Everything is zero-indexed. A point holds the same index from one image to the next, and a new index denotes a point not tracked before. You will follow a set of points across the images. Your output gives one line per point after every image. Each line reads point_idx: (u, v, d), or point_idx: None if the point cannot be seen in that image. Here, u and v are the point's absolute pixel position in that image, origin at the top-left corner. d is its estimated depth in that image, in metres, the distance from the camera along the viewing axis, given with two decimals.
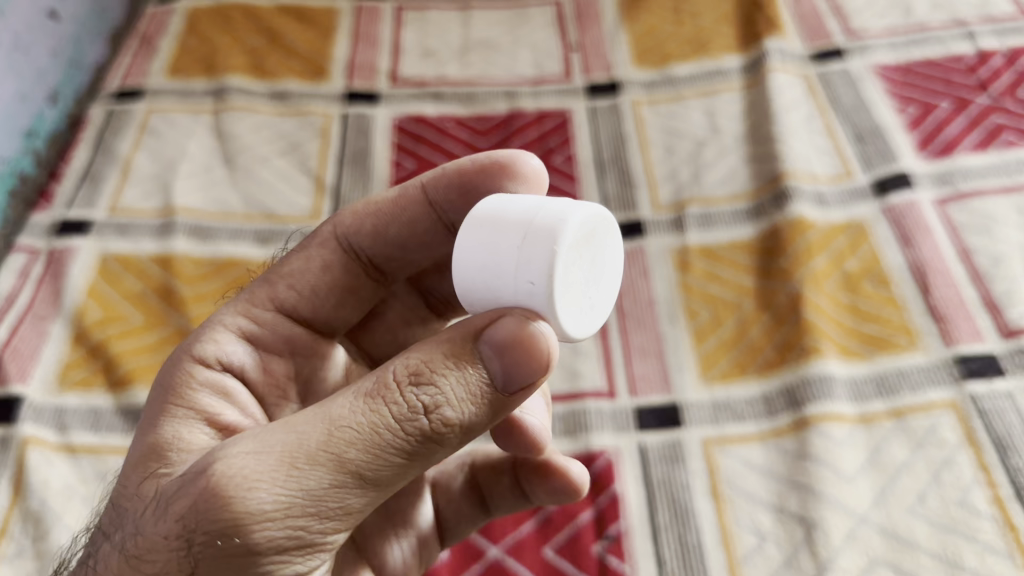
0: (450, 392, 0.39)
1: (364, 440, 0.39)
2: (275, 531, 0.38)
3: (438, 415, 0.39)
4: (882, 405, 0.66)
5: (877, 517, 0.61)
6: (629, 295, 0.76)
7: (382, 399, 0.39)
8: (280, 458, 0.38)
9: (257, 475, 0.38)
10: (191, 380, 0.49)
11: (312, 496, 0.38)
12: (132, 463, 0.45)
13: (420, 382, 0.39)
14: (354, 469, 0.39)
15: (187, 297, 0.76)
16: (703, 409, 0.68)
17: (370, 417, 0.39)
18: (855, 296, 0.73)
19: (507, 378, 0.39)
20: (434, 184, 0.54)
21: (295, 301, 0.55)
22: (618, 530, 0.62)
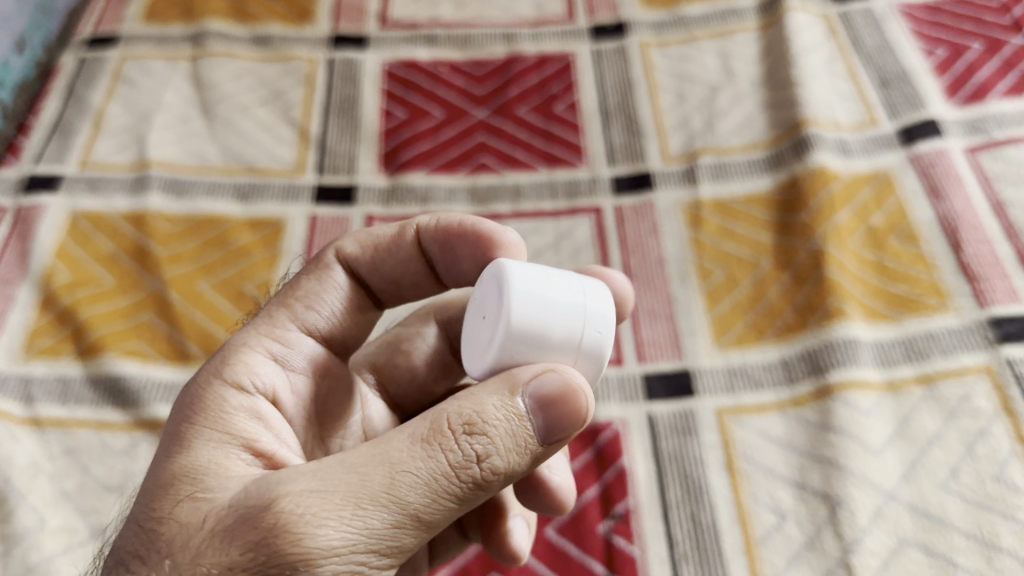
0: (499, 442, 0.38)
1: (425, 483, 0.37)
2: (341, 566, 0.35)
3: (490, 463, 0.38)
4: (910, 371, 0.61)
5: (906, 494, 0.56)
6: (636, 254, 0.70)
7: (438, 445, 0.37)
8: (347, 496, 0.36)
9: (322, 513, 0.35)
10: (225, 399, 0.44)
11: (373, 534, 0.36)
12: (160, 488, 0.40)
13: (475, 432, 0.38)
14: (413, 513, 0.36)
15: (161, 258, 0.71)
16: (717, 375, 0.63)
17: (428, 463, 0.37)
18: (882, 254, 0.68)
19: (552, 428, 0.39)
20: (429, 230, 0.52)
21: (315, 321, 0.50)
22: (625, 508, 0.58)
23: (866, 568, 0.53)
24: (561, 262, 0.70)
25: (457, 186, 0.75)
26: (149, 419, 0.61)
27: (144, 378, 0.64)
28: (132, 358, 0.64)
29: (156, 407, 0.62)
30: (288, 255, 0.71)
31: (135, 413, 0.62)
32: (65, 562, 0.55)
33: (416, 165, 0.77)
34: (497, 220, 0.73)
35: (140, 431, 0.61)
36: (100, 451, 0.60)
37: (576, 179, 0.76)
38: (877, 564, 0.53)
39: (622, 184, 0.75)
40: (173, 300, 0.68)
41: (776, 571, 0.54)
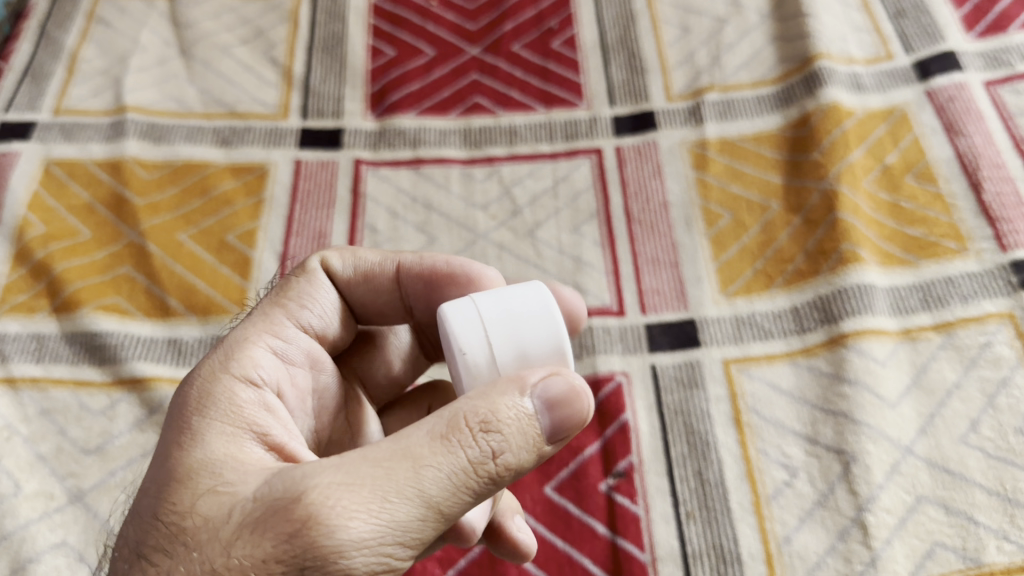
0: (513, 439, 0.35)
1: (447, 479, 0.34)
2: (370, 557, 0.33)
3: (506, 460, 0.35)
4: (927, 319, 0.58)
5: (923, 448, 0.53)
6: (639, 197, 0.67)
7: (456, 440, 0.34)
8: (375, 489, 0.33)
9: (350, 506, 0.32)
10: (234, 396, 0.40)
11: (400, 527, 0.33)
12: (174, 481, 0.36)
13: (492, 428, 0.35)
14: (435, 507, 0.34)
15: (138, 208, 0.67)
16: (724, 325, 0.60)
17: (449, 458, 0.34)
18: (897, 194, 0.64)
19: (558, 428, 0.36)
20: (408, 269, 0.48)
21: (311, 321, 0.46)
22: (628, 464, 0.55)
23: (882, 525, 0.51)
24: (559, 206, 0.67)
25: (450, 128, 0.71)
26: (127, 376, 0.58)
27: (122, 334, 0.60)
28: (109, 313, 0.61)
29: (135, 364, 0.59)
30: (273, 202, 0.67)
31: (113, 370, 0.59)
32: (42, 528, 0.53)
33: (405, 106, 0.73)
34: (491, 164, 0.69)
35: (118, 389, 0.58)
36: (78, 412, 0.57)
37: (575, 119, 0.72)
38: (894, 522, 0.51)
39: (623, 124, 0.71)
40: (152, 252, 0.64)
41: (786, 529, 0.52)
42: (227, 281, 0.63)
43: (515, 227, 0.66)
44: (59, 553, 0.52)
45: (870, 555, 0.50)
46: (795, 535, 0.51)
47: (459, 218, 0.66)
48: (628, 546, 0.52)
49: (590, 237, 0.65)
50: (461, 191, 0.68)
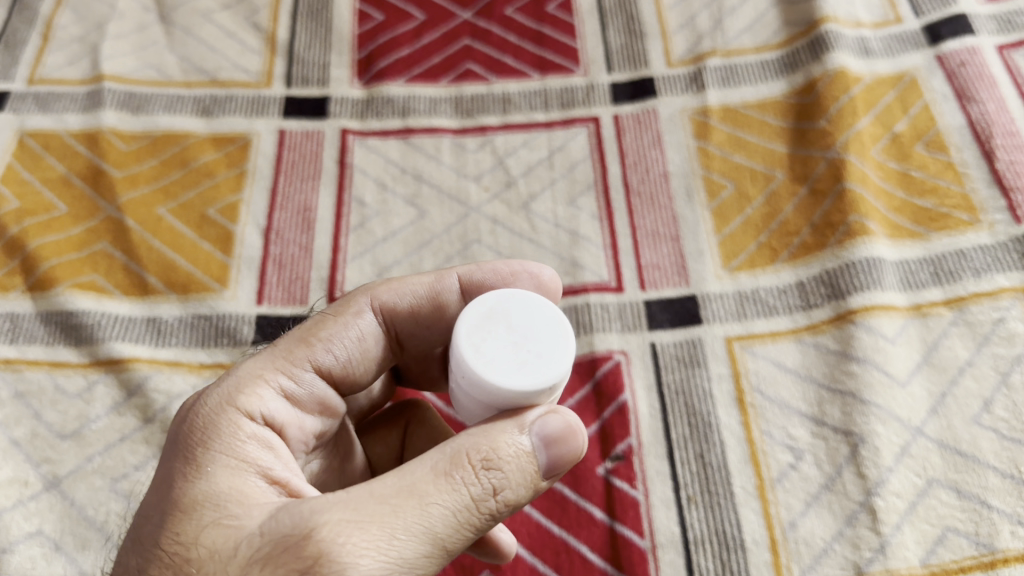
0: (513, 476, 0.35)
1: (451, 515, 0.33)
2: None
3: (507, 496, 0.34)
4: (938, 294, 0.56)
5: (934, 429, 0.51)
6: (638, 168, 0.64)
7: (459, 476, 0.33)
8: (384, 526, 0.32)
9: (360, 544, 0.32)
10: (240, 423, 0.38)
11: (407, 565, 0.32)
12: (177, 512, 0.35)
13: (494, 466, 0.34)
14: (439, 544, 0.33)
15: (116, 181, 0.64)
16: (727, 301, 0.58)
17: (454, 495, 0.33)
18: (907, 164, 0.61)
19: (554, 465, 0.36)
20: (474, 283, 0.45)
21: (332, 365, 0.42)
22: (626, 448, 0.53)
23: (891, 510, 0.48)
24: (555, 177, 0.64)
25: (441, 96, 0.68)
26: (104, 357, 0.56)
27: (99, 313, 0.58)
28: (85, 291, 0.59)
29: (113, 344, 0.56)
30: (256, 173, 0.65)
31: (90, 351, 0.56)
32: (17, 517, 0.50)
33: (394, 73, 0.70)
34: (484, 133, 0.66)
35: (95, 371, 0.56)
36: (53, 395, 0.55)
37: (571, 86, 0.69)
38: (904, 506, 0.49)
39: (622, 91, 0.68)
40: (131, 228, 0.62)
41: (791, 514, 0.49)
42: (208, 257, 0.60)
43: (509, 200, 0.63)
44: (34, 543, 0.50)
45: (879, 541, 0.48)
46: (800, 520, 0.49)
47: (451, 191, 0.63)
48: (627, 532, 0.50)
49: (587, 210, 0.62)
50: (453, 162, 0.65)
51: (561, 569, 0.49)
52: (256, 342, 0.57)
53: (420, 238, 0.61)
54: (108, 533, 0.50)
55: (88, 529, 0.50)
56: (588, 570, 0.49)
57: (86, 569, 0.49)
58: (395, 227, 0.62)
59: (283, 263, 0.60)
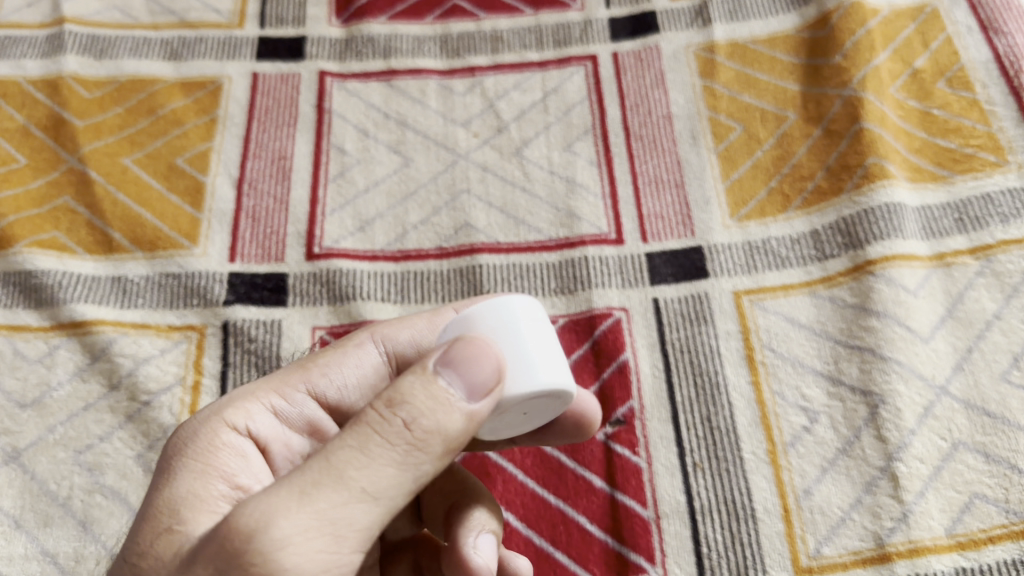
0: (425, 405, 0.29)
1: (366, 460, 0.29)
2: (302, 555, 0.28)
3: (428, 424, 0.29)
4: (962, 242, 0.52)
5: (959, 387, 0.47)
6: (638, 110, 0.60)
7: (363, 423, 0.29)
8: (294, 487, 0.29)
9: (271, 508, 0.28)
10: (218, 432, 0.35)
11: (329, 520, 0.28)
12: (139, 523, 0.33)
13: (402, 401, 0.29)
14: (362, 492, 0.29)
15: (78, 130, 0.60)
16: (735, 252, 0.53)
17: (361, 439, 0.29)
18: (928, 102, 0.57)
19: (467, 382, 0.30)
20: None
21: (326, 391, 0.38)
22: (627, 411, 0.49)
23: (914, 476, 0.45)
24: (550, 121, 0.59)
25: (426, 35, 0.64)
26: (67, 320, 0.52)
27: (60, 272, 0.54)
28: (46, 250, 0.55)
29: (75, 306, 0.52)
30: (228, 120, 0.60)
31: (51, 314, 0.52)
32: None
33: (376, 11, 0.65)
34: (473, 75, 0.62)
35: (57, 335, 0.52)
36: (12, 360, 0.51)
37: (566, 22, 0.64)
38: (928, 471, 0.45)
39: (621, 27, 0.63)
40: (94, 180, 0.57)
41: (806, 481, 0.46)
42: (176, 211, 0.56)
43: (500, 146, 0.58)
44: None
45: (901, 510, 0.44)
46: (815, 487, 0.46)
47: (437, 137, 0.59)
48: (628, 502, 0.46)
49: (585, 155, 0.58)
50: (440, 106, 0.60)
51: (558, 543, 0.46)
52: (228, 302, 0.53)
53: (405, 189, 0.57)
54: (71, 509, 0.46)
55: (49, 505, 0.47)
56: (587, 543, 0.46)
57: (47, 548, 0.45)
58: (377, 176, 0.57)
59: (258, 217, 0.56)
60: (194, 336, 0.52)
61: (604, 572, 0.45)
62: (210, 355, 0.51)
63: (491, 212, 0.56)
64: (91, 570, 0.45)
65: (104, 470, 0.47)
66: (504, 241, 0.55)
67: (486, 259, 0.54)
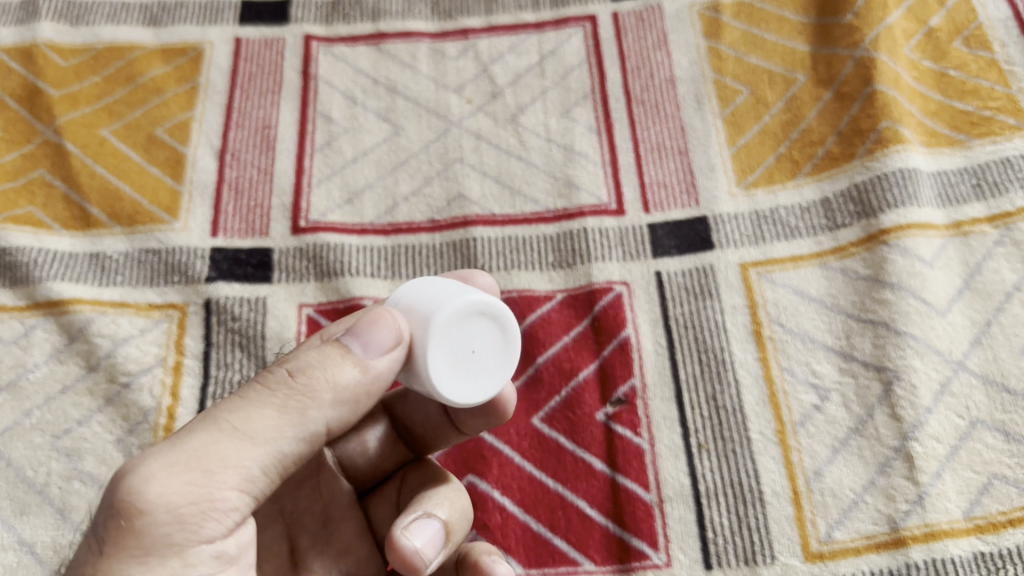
0: (310, 360, 0.31)
1: (244, 406, 0.31)
2: (168, 486, 0.29)
3: (308, 372, 0.31)
4: (980, 209, 0.49)
5: (978, 362, 0.45)
6: (640, 73, 0.57)
7: (254, 382, 0.32)
8: (171, 439, 0.30)
9: (148, 450, 0.30)
10: None
11: (197, 455, 0.30)
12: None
13: (289, 360, 0.32)
14: (235, 431, 0.30)
15: (54, 100, 0.57)
16: (742, 222, 0.51)
17: (247, 391, 0.31)
18: (944, 63, 0.54)
19: (367, 340, 0.32)
20: None
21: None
22: (628, 390, 0.47)
23: (931, 456, 0.43)
24: (547, 86, 0.57)
25: None
26: (42, 299, 0.50)
27: (35, 249, 0.51)
28: (21, 226, 0.52)
29: (51, 285, 0.50)
30: (210, 88, 0.57)
31: (26, 293, 0.50)
32: None
33: None
34: (466, 37, 0.59)
35: (32, 315, 0.49)
36: None
37: None
38: (944, 451, 0.43)
39: None
40: (71, 152, 0.55)
41: (817, 463, 0.44)
42: (156, 184, 0.54)
43: (494, 113, 0.56)
44: None
45: (916, 492, 0.42)
46: (827, 469, 0.43)
47: (429, 103, 0.56)
48: (630, 485, 0.44)
49: (583, 121, 0.55)
50: (431, 71, 0.58)
51: (557, 528, 0.44)
52: (210, 280, 0.51)
53: (395, 158, 0.54)
54: (49, 497, 0.44)
55: (26, 493, 0.45)
56: (587, 528, 0.44)
57: (24, 537, 0.44)
58: (366, 145, 0.55)
59: (241, 189, 0.54)
60: (175, 315, 0.49)
61: (605, 558, 0.43)
62: (191, 335, 0.49)
63: (486, 182, 0.54)
64: (70, 561, 0.43)
65: (82, 456, 0.45)
66: (499, 213, 0.53)
67: (480, 232, 0.52)
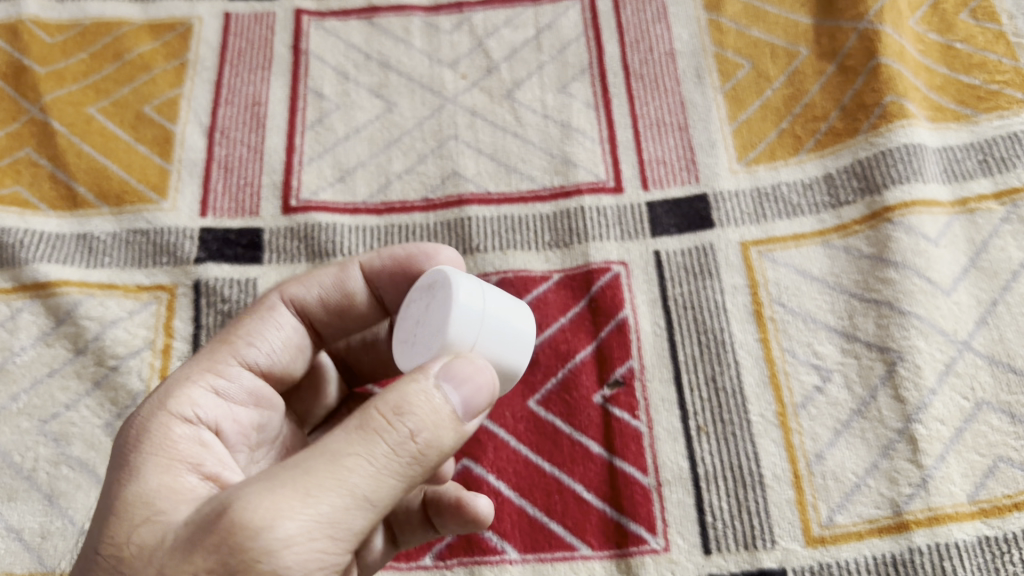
0: (431, 421, 0.28)
1: (372, 467, 0.27)
2: (303, 553, 0.26)
3: (430, 438, 0.28)
4: (987, 185, 0.48)
5: (984, 342, 0.44)
6: (639, 47, 0.55)
7: (368, 427, 0.28)
8: (296, 485, 0.27)
9: (272, 505, 0.26)
10: (170, 425, 0.32)
11: (329, 521, 0.27)
12: (109, 516, 0.30)
13: (409, 411, 0.28)
14: (363, 499, 0.27)
15: (40, 78, 0.56)
16: (742, 199, 0.50)
17: (366, 447, 0.28)
18: (950, 35, 0.52)
19: (472, 406, 0.30)
20: (380, 271, 0.39)
21: (259, 360, 0.37)
22: (627, 371, 0.46)
23: (935, 438, 0.42)
24: (544, 61, 0.55)
25: None
26: (29, 282, 0.49)
27: (22, 231, 0.50)
28: (7, 207, 0.51)
29: (38, 266, 0.49)
30: (198, 64, 0.56)
31: (12, 275, 0.49)
32: None
33: None
34: (461, 11, 0.58)
35: (19, 297, 0.48)
36: None
37: None
38: (949, 433, 0.42)
39: None
40: (57, 131, 0.54)
41: (818, 445, 0.43)
42: (144, 163, 0.53)
43: (490, 88, 0.55)
44: None
45: (920, 475, 0.41)
46: (828, 452, 0.43)
47: (423, 79, 0.55)
48: (628, 468, 0.44)
49: (581, 97, 0.54)
50: (425, 45, 0.56)
51: (553, 513, 0.43)
52: (199, 260, 0.50)
53: (388, 135, 0.53)
54: (36, 483, 0.44)
55: (13, 478, 0.44)
56: (584, 512, 0.43)
57: (12, 524, 0.43)
58: (359, 122, 0.54)
59: (230, 167, 0.53)
60: (164, 297, 0.48)
61: (602, 543, 0.42)
62: (180, 317, 0.48)
63: (481, 159, 0.52)
64: (58, 548, 0.42)
65: (70, 441, 0.45)
66: (495, 192, 0.51)
67: (474, 211, 0.51)
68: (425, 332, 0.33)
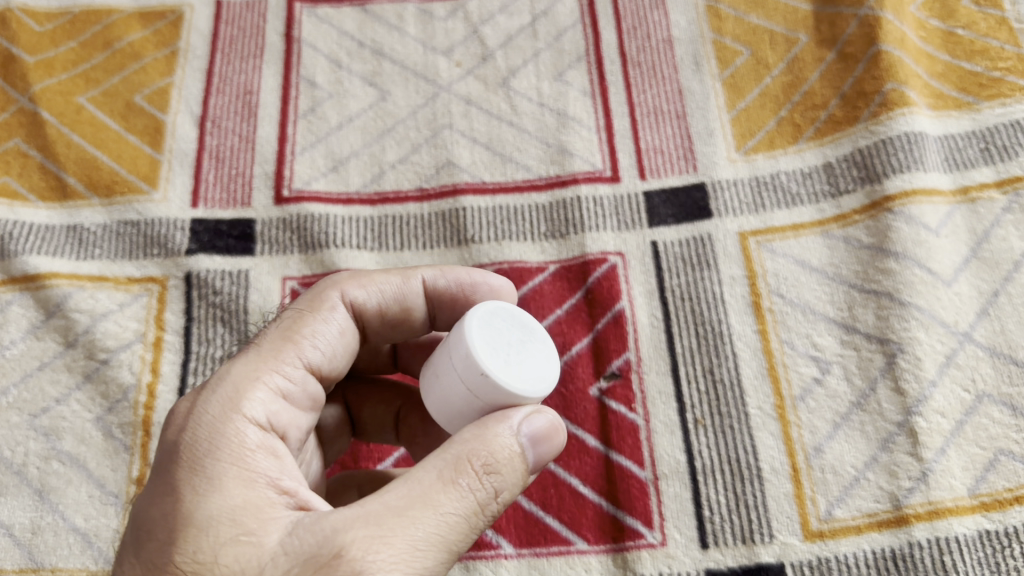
0: (511, 478, 0.31)
1: (464, 522, 0.30)
2: None
3: (506, 496, 0.31)
4: (989, 174, 0.47)
5: (985, 333, 0.43)
6: (636, 33, 0.55)
7: (462, 484, 0.30)
8: (408, 542, 0.29)
9: (387, 559, 0.28)
10: (242, 430, 0.32)
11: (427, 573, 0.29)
12: (190, 531, 0.30)
13: (495, 470, 0.31)
14: (453, 552, 0.30)
15: (29, 67, 0.55)
16: (740, 188, 0.49)
17: (463, 505, 0.30)
18: (952, 21, 0.52)
19: (539, 462, 0.33)
20: (441, 292, 0.39)
21: (319, 361, 0.36)
22: (624, 364, 0.45)
23: (935, 431, 0.41)
24: (539, 48, 0.55)
25: None
26: (19, 274, 0.48)
27: (11, 222, 0.50)
28: None
29: (28, 258, 0.48)
30: (190, 52, 0.55)
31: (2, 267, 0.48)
32: None
33: None
34: None
35: (8, 289, 0.48)
36: None
37: None
38: (949, 426, 0.41)
39: None
40: (47, 121, 0.53)
41: (816, 438, 0.42)
42: (135, 153, 0.52)
43: (485, 76, 0.54)
44: None
45: (920, 469, 0.41)
46: (827, 445, 0.42)
47: (417, 67, 0.54)
48: (625, 462, 0.43)
49: (577, 85, 0.53)
50: (419, 33, 0.56)
51: (549, 507, 0.43)
52: (191, 252, 0.49)
53: (382, 125, 0.53)
54: (27, 478, 0.43)
55: (3, 473, 0.43)
56: (580, 506, 0.42)
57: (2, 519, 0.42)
58: (351, 112, 0.53)
59: (222, 157, 0.52)
60: (156, 289, 0.48)
61: (598, 538, 0.42)
62: (172, 310, 0.47)
63: (476, 148, 0.52)
64: (49, 543, 0.42)
65: (61, 435, 0.44)
66: (490, 181, 0.51)
67: (469, 201, 0.50)
68: (521, 365, 0.33)
